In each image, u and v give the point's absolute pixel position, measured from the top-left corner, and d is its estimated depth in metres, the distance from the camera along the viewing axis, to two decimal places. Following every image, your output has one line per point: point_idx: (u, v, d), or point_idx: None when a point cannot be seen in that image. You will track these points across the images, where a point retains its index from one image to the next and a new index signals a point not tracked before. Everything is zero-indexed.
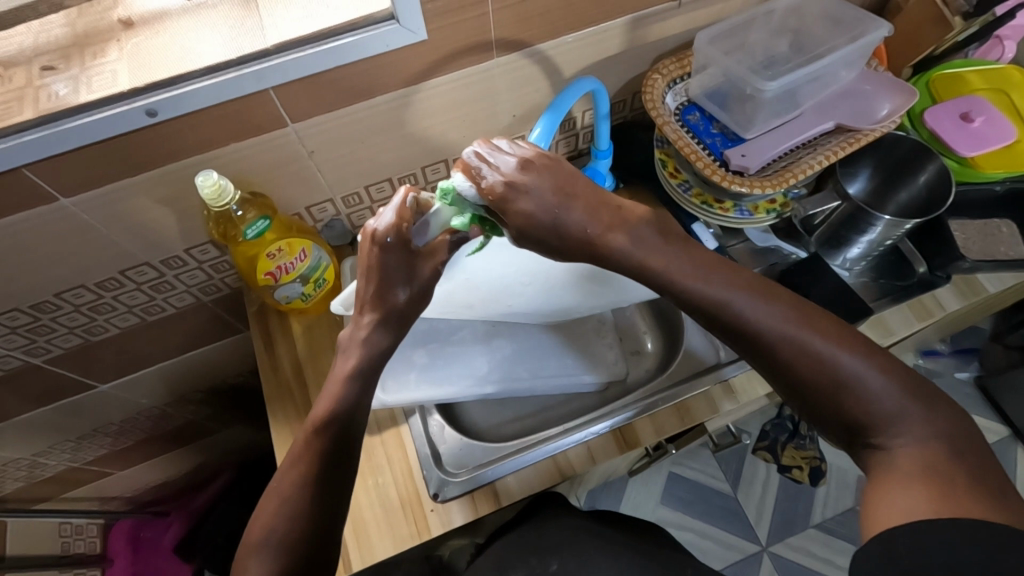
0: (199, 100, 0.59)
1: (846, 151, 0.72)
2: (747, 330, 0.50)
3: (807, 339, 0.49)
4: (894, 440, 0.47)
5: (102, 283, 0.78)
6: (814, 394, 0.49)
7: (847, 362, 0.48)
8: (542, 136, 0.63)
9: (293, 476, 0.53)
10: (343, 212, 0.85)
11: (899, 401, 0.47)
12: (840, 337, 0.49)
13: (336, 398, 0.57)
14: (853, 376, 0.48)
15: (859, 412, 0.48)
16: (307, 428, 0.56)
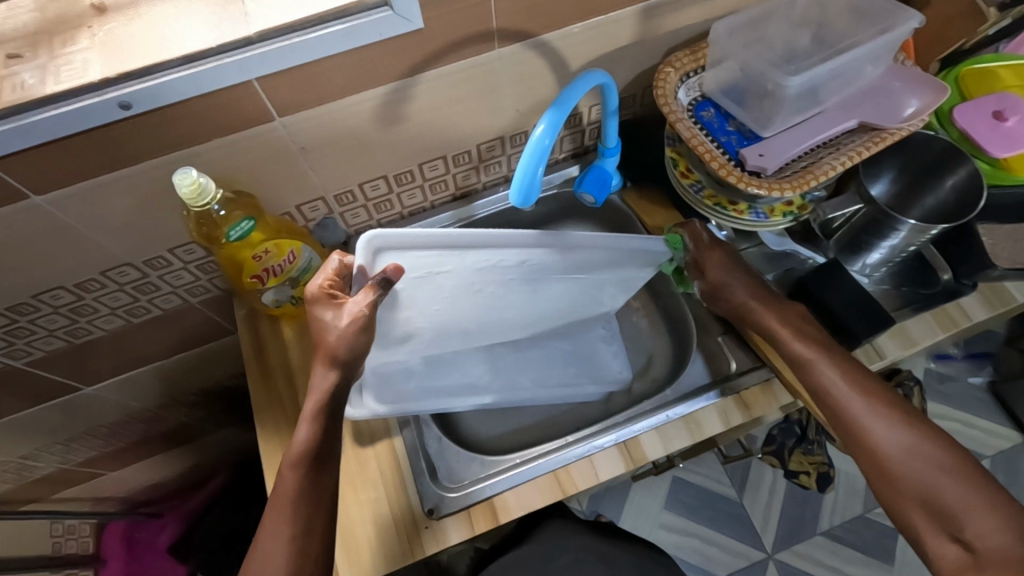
0: (178, 92, 0.55)
1: (872, 150, 0.67)
2: (843, 413, 0.62)
3: (889, 431, 0.60)
4: (971, 532, 0.54)
5: (82, 284, 0.74)
6: (907, 487, 0.58)
7: (919, 451, 0.59)
8: (546, 132, 0.58)
9: (293, 513, 0.58)
10: (336, 211, 0.81)
11: (976, 507, 0.55)
12: (913, 429, 0.59)
13: (308, 434, 0.60)
14: (915, 464, 0.58)
15: (939, 504, 0.56)
16: (292, 463, 0.60)
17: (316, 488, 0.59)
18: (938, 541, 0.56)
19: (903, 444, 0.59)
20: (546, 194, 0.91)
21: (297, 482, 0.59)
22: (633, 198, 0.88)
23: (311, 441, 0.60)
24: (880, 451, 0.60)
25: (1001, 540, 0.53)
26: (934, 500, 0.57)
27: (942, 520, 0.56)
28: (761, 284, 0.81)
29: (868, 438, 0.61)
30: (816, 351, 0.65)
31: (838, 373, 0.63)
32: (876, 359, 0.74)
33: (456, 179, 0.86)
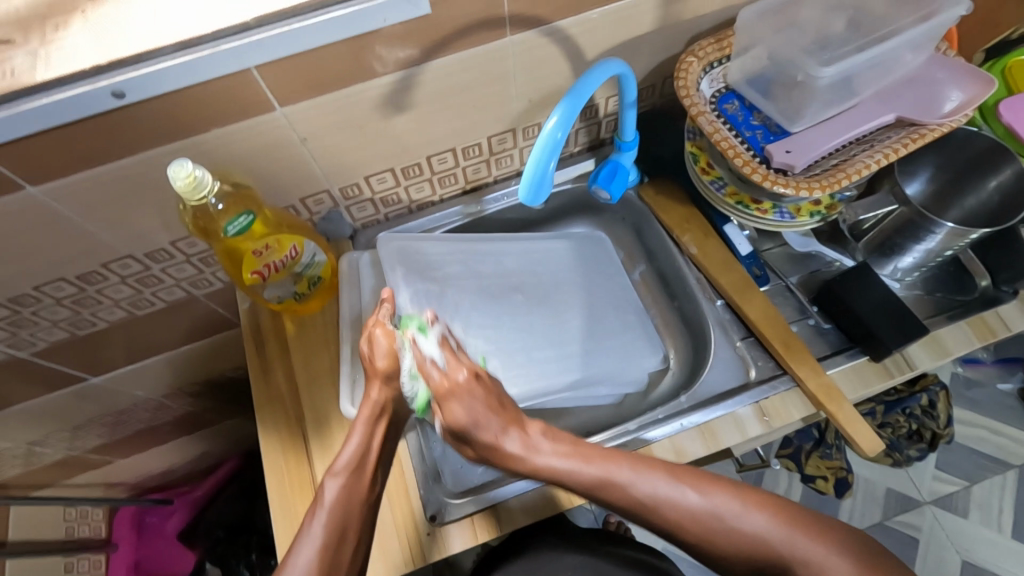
0: (174, 80, 0.52)
1: (909, 148, 0.62)
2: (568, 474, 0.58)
3: (637, 488, 0.56)
4: (757, 538, 0.54)
5: (84, 276, 0.73)
6: (681, 532, 0.55)
7: (691, 499, 0.55)
8: (559, 125, 0.55)
9: (329, 521, 0.56)
10: (341, 205, 0.79)
11: (796, 535, 0.53)
12: (669, 475, 0.57)
13: (357, 440, 0.61)
14: (736, 527, 0.54)
15: (771, 553, 0.53)
16: (337, 472, 0.59)
17: (352, 502, 0.58)
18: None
19: (655, 489, 0.56)
20: (560, 188, 0.87)
21: (337, 492, 0.58)
22: (651, 192, 0.84)
23: (353, 449, 0.60)
24: (634, 505, 0.56)
25: (767, 532, 0.54)
26: (718, 535, 0.54)
27: (737, 556, 0.54)
28: (784, 287, 0.77)
29: (632, 503, 0.56)
30: (571, 448, 0.59)
31: (582, 455, 0.58)
32: (906, 368, 0.70)
33: (466, 172, 0.83)
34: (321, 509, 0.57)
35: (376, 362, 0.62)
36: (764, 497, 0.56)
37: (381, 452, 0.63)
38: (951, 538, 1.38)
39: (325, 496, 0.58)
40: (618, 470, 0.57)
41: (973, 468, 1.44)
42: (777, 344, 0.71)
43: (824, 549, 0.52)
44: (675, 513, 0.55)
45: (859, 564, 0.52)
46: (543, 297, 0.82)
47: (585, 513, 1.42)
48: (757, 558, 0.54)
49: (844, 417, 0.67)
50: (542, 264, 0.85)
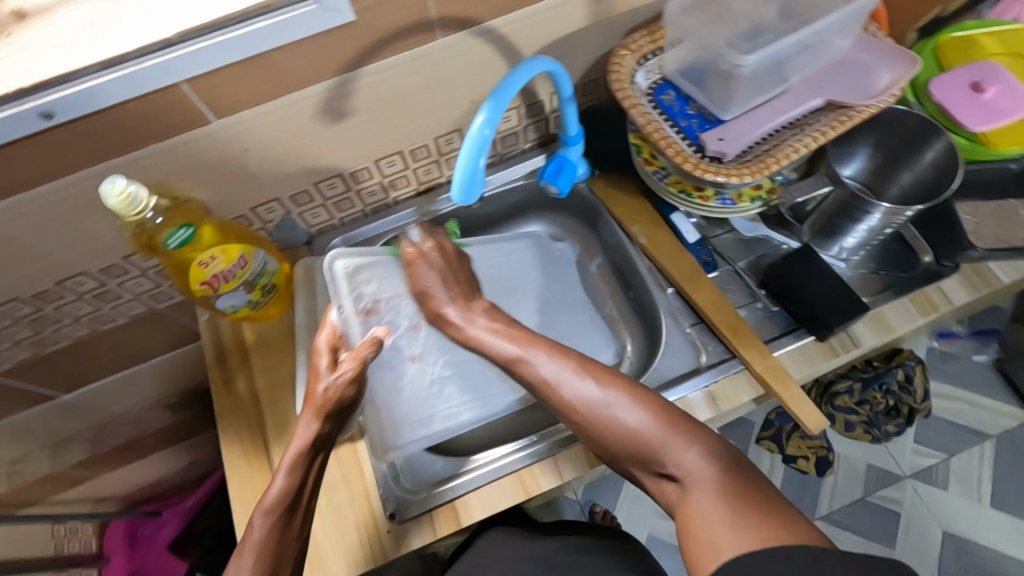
0: (102, 98, 0.53)
1: (838, 130, 0.64)
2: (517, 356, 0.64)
3: (590, 389, 0.59)
4: (678, 463, 0.54)
5: (39, 295, 0.73)
6: (615, 446, 0.57)
7: (624, 412, 0.57)
8: (487, 123, 0.56)
9: (255, 564, 0.55)
10: (294, 212, 0.79)
11: (675, 441, 0.54)
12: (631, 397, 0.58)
13: (286, 480, 0.60)
14: (625, 426, 0.57)
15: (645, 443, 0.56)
16: (265, 509, 0.58)
17: (283, 537, 0.58)
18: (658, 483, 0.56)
19: (594, 396, 0.58)
20: (512, 185, 0.89)
21: (266, 530, 0.57)
22: (602, 185, 0.85)
23: (284, 485, 0.59)
24: (573, 408, 0.59)
25: (699, 467, 0.53)
26: (637, 450, 0.56)
27: (643, 462, 0.56)
28: (733, 272, 0.79)
29: (566, 404, 0.60)
30: (523, 348, 0.64)
31: (519, 341, 0.65)
32: (850, 347, 0.71)
33: (418, 174, 0.84)
34: (249, 545, 0.56)
35: (320, 388, 0.64)
36: (701, 433, 0.55)
37: (308, 488, 0.62)
38: (930, 510, 1.40)
39: (252, 531, 0.57)
40: (568, 374, 0.61)
41: (950, 440, 1.46)
42: (724, 328, 0.72)
43: (727, 485, 0.51)
44: (635, 434, 0.56)
45: (727, 469, 0.52)
46: (514, 302, 0.83)
47: (570, 505, 1.42)
48: (674, 483, 0.54)
49: (790, 396, 0.68)
50: (514, 263, 0.85)
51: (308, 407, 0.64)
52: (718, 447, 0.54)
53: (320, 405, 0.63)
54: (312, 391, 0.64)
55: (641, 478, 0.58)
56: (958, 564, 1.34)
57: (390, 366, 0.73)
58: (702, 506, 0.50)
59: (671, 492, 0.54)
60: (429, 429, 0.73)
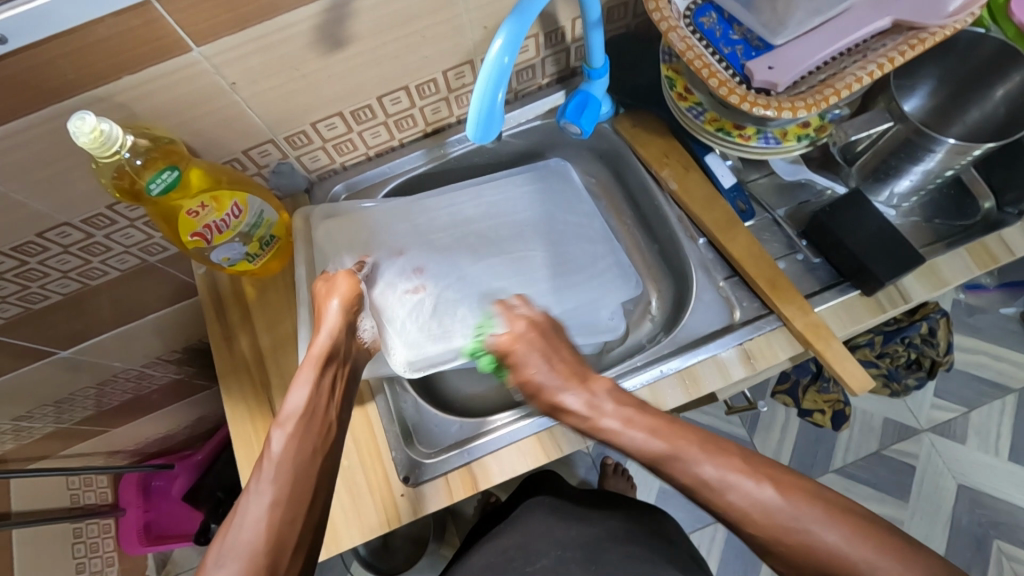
0: (64, 16, 0.46)
1: (909, 55, 0.55)
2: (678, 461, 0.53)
3: (823, 533, 0.47)
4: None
5: (20, 248, 0.68)
6: (804, 565, 0.47)
7: (831, 540, 0.46)
8: (505, 49, 0.48)
9: (276, 474, 0.53)
10: (290, 156, 0.73)
11: (880, 555, 0.45)
12: (838, 525, 0.47)
13: (301, 392, 0.59)
14: (817, 545, 0.47)
15: (841, 564, 0.45)
16: (283, 424, 0.57)
17: (298, 451, 0.55)
18: None
19: (782, 503, 0.48)
20: (526, 126, 0.81)
21: (284, 444, 0.56)
22: (627, 125, 0.77)
23: (301, 398, 0.59)
24: (747, 517, 0.50)
25: None
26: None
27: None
28: (771, 221, 0.72)
29: (723, 508, 0.51)
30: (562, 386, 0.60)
31: (661, 426, 0.56)
32: (900, 302, 0.66)
33: (425, 113, 0.76)
34: (269, 462, 0.54)
35: (331, 306, 0.65)
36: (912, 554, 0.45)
37: (329, 407, 0.60)
38: (947, 464, 1.38)
39: (273, 449, 0.56)
40: (733, 474, 0.51)
41: (971, 394, 1.42)
42: (762, 283, 0.66)
43: None
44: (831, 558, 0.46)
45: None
46: (507, 241, 0.80)
47: (581, 457, 1.37)
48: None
49: (833, 356, 0.63)
50: (502, 205, 0.81)
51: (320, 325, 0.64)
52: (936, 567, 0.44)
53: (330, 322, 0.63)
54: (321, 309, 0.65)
55: None
56: (971, 516, 1.33)
57: (388, 296, 0.74)
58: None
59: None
60: (450, 344, 0.72)
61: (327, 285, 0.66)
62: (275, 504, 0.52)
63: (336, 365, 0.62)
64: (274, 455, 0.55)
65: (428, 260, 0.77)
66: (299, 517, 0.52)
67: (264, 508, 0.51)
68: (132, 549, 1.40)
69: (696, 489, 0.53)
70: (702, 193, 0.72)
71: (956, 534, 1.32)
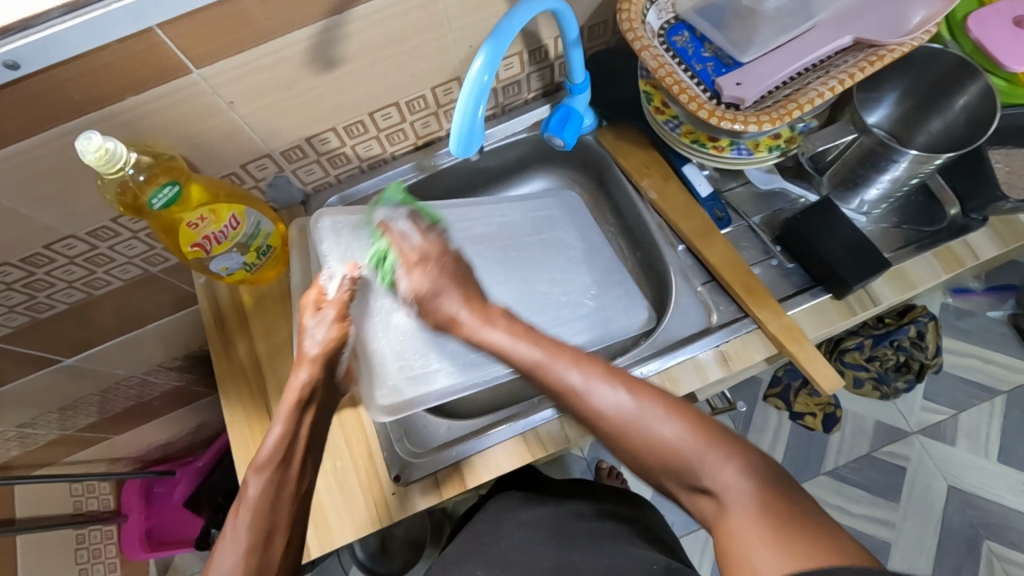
0: (72, 44, 0.49)
1: (868, 71, 0.58)
2: (560, 388, 0.53)
3: (661, 429, 0.49)
4: (714, 478, 0.46)
5: (28, 259, 0.71)
6: (650, 463, 0.50)
7: (669, 433, 0.49)
8: (484, 69, 0.51)
9: (252, 523, 0.52)
10: (286, 169, 0.76)
11: (715, 453, 0.47)
12: (678, 420, 0.49)
13: (281, 429, 0.56)
14: (661, 443, 0.49)
15: (680, 453, 0.48)
16: (258, 465, 0.54)
17: (277, 496, 0.54)
18: (686, 494, 0.49)
19: (633, 406, 0.50)
20: (514, 138, 0.85)
21: (261, 488, 0.53)
22: (609, 138, 0.81)
23: (278, 439, 0.56)
24: (603, 418, 0.51)
25: (736, 485, 0.45)
26: (679, 466, 0.48)
27: (678, 476, 0.48)
28: (747, 228, 0.75)
29: (592, 413, 0.52)
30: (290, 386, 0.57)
31: (542, 345, 0.55)
32: (869, 305, 0.69)
33: (415, 127, 0.80)
34: (246, 504, 0.52)
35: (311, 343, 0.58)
36: (738, 446, 0.47)
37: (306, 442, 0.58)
38: (937, 465, 1.40)
39: (247, 490, 0.53)
40: (598, 383, 0.52)
41: (959, 396, 1.45)
42: (737, 287, 0.69)
43: (767, 503, 0.44)
44: (677, 453, 0.48)
45: (765, 486, 0.45)
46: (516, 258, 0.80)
47: (575, 460, 1.39)
48: (710, 499, 0.46)
49: (805, 356, 0.66)
50: (513, 223, 0.83)
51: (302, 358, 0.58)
52: (755, 457, 0.47)
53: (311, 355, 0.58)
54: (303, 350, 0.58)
55: (676, 493, 0.50)
56: (962, 517, 1.35)
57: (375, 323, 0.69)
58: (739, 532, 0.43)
59: (710, 513, 0.47)
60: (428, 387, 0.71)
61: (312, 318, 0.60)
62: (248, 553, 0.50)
63: (312, 400, 0.59)
64: (251, 496, 0.53)
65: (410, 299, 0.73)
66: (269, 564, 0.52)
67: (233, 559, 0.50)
68: (134, 555, 1.41)
69: (542, 368, 0.55)
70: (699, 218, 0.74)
71: (947, 535, 1.34)
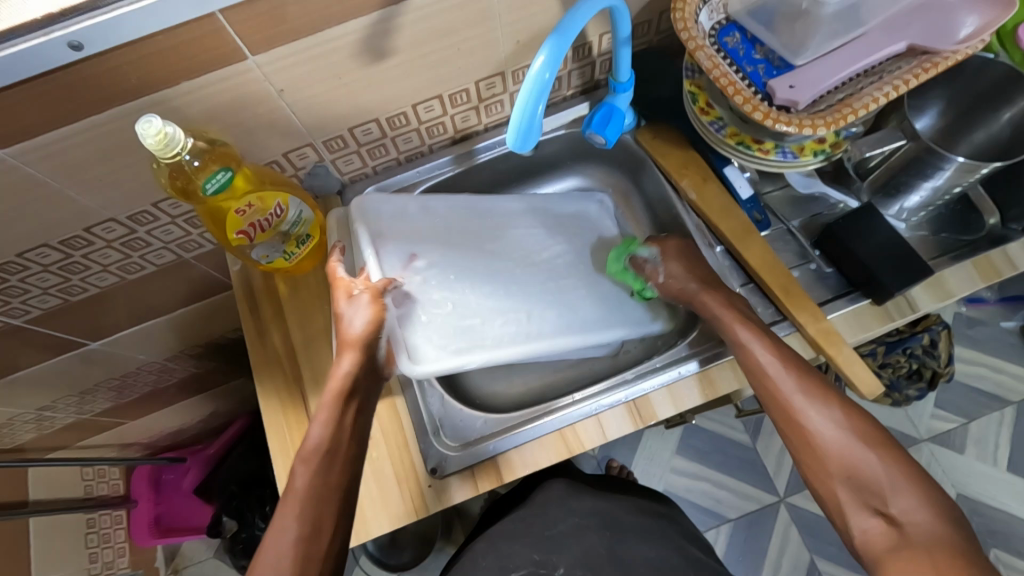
0: (136, 27, 0.49)
1: (923, 78, 0.58)
2: (794, 410, 0.58)
3: (874, 460, 0.53)
4: (899, 508, 0.51)
5: (67, 242, 0.71)
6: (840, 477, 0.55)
7: (872, 463, 0.54)
8: (546, 66, 0.51)
9: (301, 514, 0.55)
10: (326, 159, 0.76)
11: (905, 488, 0.52)
12: (882, 454, 0.54)
13: (324, 421, 0.60)
14: (861, 471, 0.53)
15: (880, 484, 0.52)
16: (305, 456, 0.58)
17: (329, 474, 0.57)
18: (865, 519, 0.52)
19: (848, 435, 0.55)
20: (551, 135, 0.85)
21: (310, 478, 0.56)
22: (647, 137, 0.81)
23: (322, 432, 0.60)
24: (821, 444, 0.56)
25: (923, 519, 0.50)
26: (871, 490, 0.53)
27: (862, 492, 0.53)
28: (785, 231, 0.75)
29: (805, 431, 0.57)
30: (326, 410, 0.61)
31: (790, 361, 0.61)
32: (907, 311, 0.69)
33: (455, 120, 0.80)
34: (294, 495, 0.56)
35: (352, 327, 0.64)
36: (927, 483, 0.52)
37: (351, 433, 0.61)
38: (946, 473, 1.40)
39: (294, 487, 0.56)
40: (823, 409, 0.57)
41: (970, 405, 1.45)
42: (777, 291, 0.69)
43: (954, 544, 0.48)
44: (878, 478, 0.53)
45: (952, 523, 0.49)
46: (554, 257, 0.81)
47: (587, 458, 1.39)
48: (889, 530, 0.51)
49: (844, 360, 0.66)
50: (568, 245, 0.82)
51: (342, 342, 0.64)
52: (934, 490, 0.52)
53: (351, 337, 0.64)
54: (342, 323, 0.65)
55: (849, 519, 0.54)
56: None
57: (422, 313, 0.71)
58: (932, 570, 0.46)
59: (880, 537, 0.51)
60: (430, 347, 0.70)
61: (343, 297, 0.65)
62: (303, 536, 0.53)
63: (354, 390, 0.63)
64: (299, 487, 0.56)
65: (438, 250, 0.74)
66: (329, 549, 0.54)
67: (291, 529, 0.54)
68: (141, 541, 1.41)
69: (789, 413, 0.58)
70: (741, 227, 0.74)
71: None
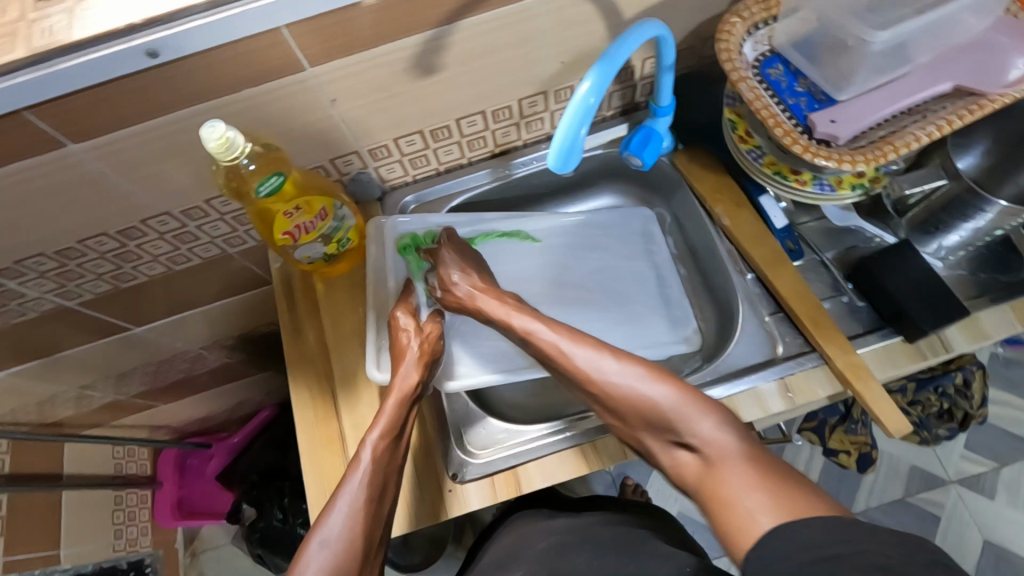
0: (207, 37, 0.52)
1: (966, 120, 0.58)
2: (580, 362, 0.60)
3: (652, 390, 0.55)
4: (696, 431, 0.51)
5: (124, 232, 0.75)
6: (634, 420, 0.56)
7: (649, 391, 0.55)
8: (592, 91, 0.53)
9: (362, 492, 0.58)
10: (370, 166, 0.79)
11: (693, 409, 0.52)
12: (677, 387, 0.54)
13: (394, 410, 0.64)
14: (643, 395, 0.55)
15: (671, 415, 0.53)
16: (380, 434, 0.62)
17: (389, 464, 0.61)
18: (675, 454, 0.53)
19: (634, 373, 0.56)
20: (589, 153, 0.86)
21: (379, 450, 0.61)
22: (684, 160, 0.82)
23: (391, 418, 0.64)
24: (603, 392, 0.58)
25: (718, 438, 0.50)
26: (658, 422, 0.54)
27: (657, 430, 0.54)
28: (819, 262, 0.75)
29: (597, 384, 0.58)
30: (395, 408, 0.64)
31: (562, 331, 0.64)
32: (940, 351, 0.68)
33: (495, 135, 0.82)
34: (353, 479, 0.58)
35: (411, 346, 0.69)
36: (717, 406, 0.52)
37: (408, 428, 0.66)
38: (974, 517, 1.36)
39: (355, 470, 0.59)
40: (581, 348, 0.61)
41: (1004, 450, 1.41)
42: (806, 320, 0.69)
43: (751, 455, 0.48)
44: (660, 406, 0.54)
45: (746, 440, 0.49)
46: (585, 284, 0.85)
47: (602, 474, 1.39)
48: (694, 455, 0.51)
49: (872, 396, 0.65)
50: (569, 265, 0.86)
51: (405, 360, 0.68)
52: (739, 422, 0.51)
53: (407, 354, 0.68)
54: (404, 347, 0.69)
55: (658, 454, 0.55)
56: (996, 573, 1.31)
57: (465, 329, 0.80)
58: (734, 481, 0.46)
59: (688, 466, 0.52)
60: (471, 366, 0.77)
61: (407, 321, 0.71)
62: (362, 509, 0.57)
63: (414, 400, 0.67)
64: (360, 469, 0.59)
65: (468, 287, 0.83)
66: (376, 519, 0.58)
67: (361, 507, 0.57)
68: (164, 523, 1.46)
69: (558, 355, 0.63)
70: (773, 256, 0.74)
71: None
